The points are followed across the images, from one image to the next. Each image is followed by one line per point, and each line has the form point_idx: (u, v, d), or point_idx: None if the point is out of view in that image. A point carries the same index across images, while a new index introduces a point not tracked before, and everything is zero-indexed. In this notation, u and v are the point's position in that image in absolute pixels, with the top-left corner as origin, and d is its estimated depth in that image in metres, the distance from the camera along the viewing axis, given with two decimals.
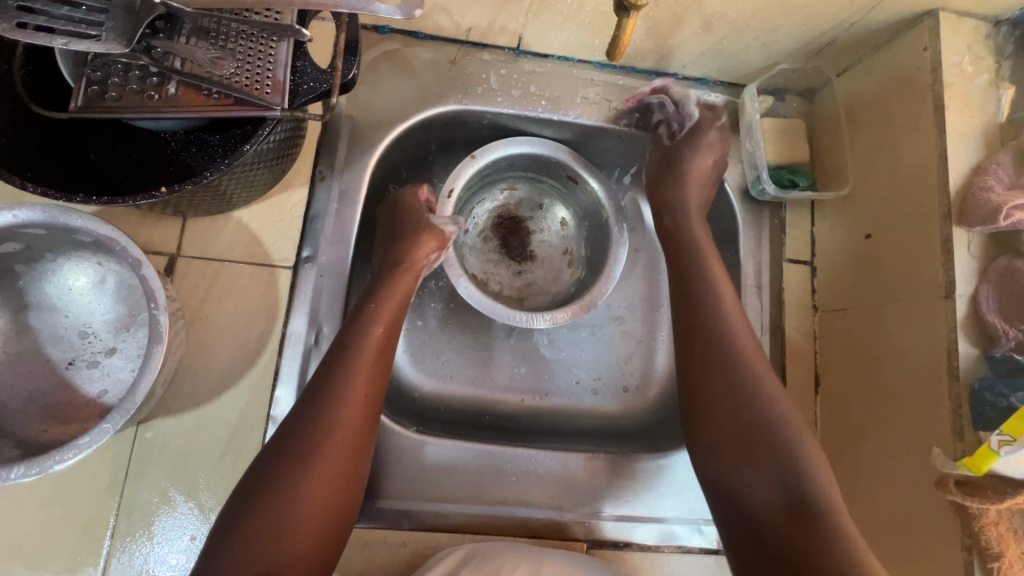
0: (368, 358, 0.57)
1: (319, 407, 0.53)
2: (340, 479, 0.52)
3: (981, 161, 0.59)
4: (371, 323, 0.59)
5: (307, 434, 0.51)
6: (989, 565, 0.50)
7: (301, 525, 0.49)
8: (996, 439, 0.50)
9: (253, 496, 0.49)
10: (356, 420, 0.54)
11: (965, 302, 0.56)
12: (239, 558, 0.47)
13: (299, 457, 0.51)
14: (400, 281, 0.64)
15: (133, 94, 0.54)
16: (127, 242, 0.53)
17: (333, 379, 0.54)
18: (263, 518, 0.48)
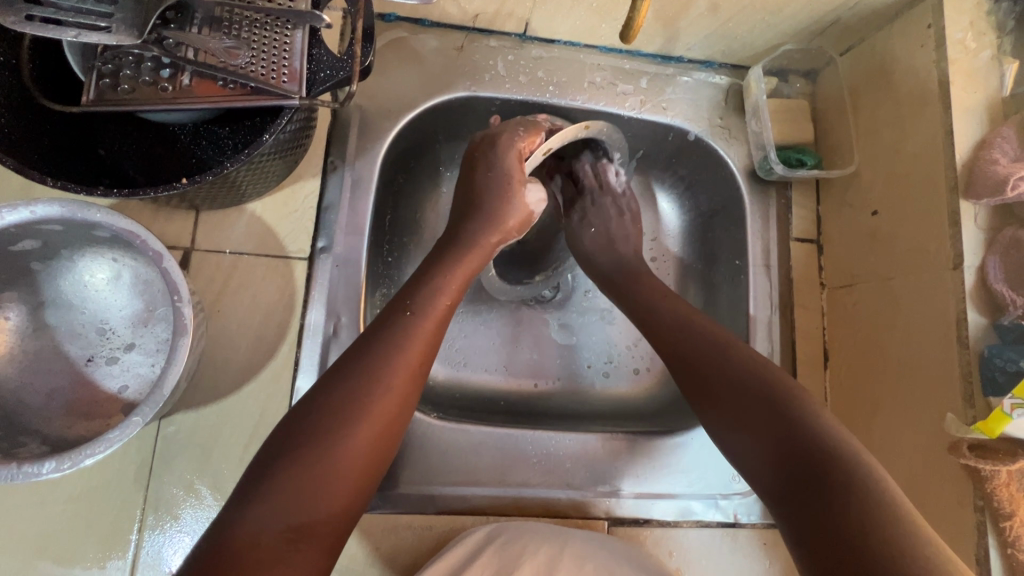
0: (428, 328, 0.55)
1: (377, 368, 0.51)
2: (376, 445, 0.49)
3: (986, 135, 0.61)
4: (436, 294, 0.58)
5: (363, 392, 0.49)
6: (1001, 525, 0.52)
7: (331, 486, 0.46)
8: (1008, 402, 0.51)
9: (287, 451, 0.46)
10: (405, 386, 0.52)
11: (972, 272, 0.58)
12: (269, 512, 0.43)
13: (344, 413, 0.48)
14: (472, 253, 0.62)
15: (145, 86, 0.54)
16: (146, 235, 0.53)
17: (389, 340, 0.52)
18: (296, 473, 0.45)
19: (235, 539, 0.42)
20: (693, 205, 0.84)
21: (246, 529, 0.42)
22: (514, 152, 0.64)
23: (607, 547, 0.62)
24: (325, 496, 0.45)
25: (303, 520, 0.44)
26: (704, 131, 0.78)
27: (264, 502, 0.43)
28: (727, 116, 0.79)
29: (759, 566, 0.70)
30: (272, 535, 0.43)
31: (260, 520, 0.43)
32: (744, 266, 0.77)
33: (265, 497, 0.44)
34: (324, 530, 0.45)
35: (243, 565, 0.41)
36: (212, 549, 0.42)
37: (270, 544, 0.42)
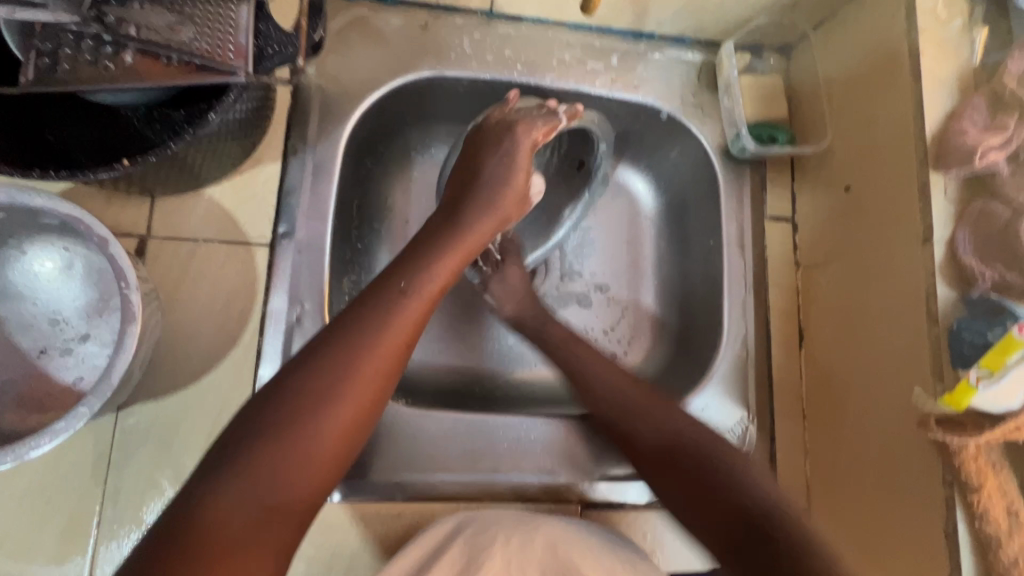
0: (420, 307, 0.51)
1: (359, 347, 0.46)
2: (356, 427, 0.46)
3: (956, 106, 0.59)
4: (433, 272, 0.53)
5: (344, 374, 0.45)
6: (968, 498, 0.52)
7: (305, 467, 0.43)
8: (974, 374, 0.51)
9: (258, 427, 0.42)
10: (391, 366, 0.48)
11: (942, 246, 0.57)
12: (233, 499, 0.40)
13: (324, 390, 0.44)
14: (474, 233, 0.59)
15: (87, 66, 0.51)
16: (91, 221, 0.51)
17: (376, 316, 0.48)
18: (269, 453, 0.42)
19: (200, 520, 0.39)
20: (668, 187, 0.83)
21: (208, 514, 0.39)
22: (529, 140, 0.62)
23: (581, 529, 0.60)
24: (300, 478, 0.42)
25: (276, 502, 0.41)
26: (676, 109, 0.76)
27: (235, 481, 0.40)
28: (699, 94, 0.77)
29: None
30: (244, 517, 0.40)
31: (231, 501, 0.40)
32: (718, 246, 0.75)
33: (236, 476, 0.40)
34: (295, 517, 0.42)
35: (207, 550, 0.38)
36: (171, 527, 0.39)
37: (238, 527, 0.39)
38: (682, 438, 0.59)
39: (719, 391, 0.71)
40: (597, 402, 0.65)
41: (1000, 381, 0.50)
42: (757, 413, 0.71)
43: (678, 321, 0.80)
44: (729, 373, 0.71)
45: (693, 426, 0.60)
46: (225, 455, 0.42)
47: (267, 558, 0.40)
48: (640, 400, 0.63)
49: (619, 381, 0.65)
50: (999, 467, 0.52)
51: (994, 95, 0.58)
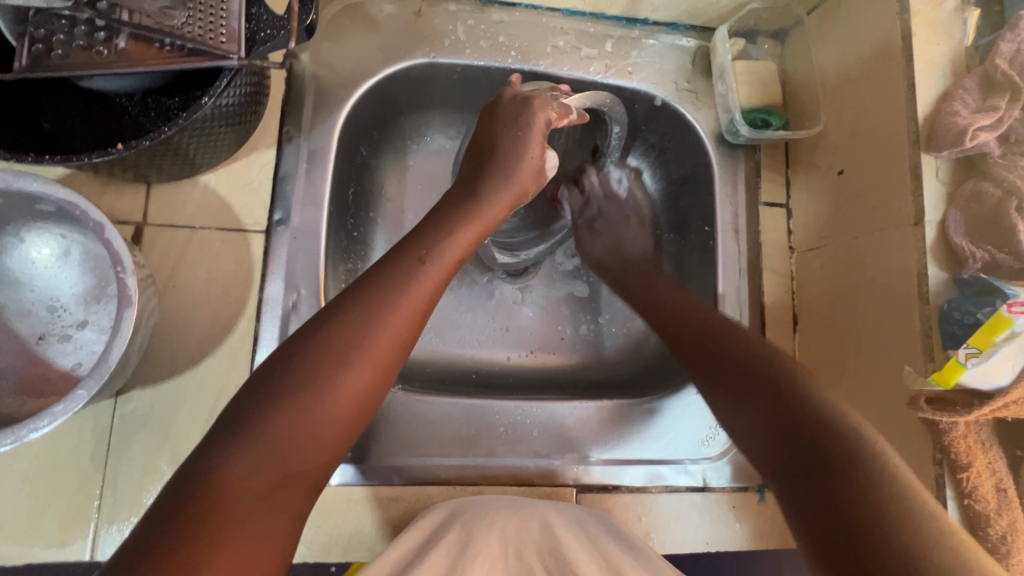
0: (436, 280, 0.51)
1: (375, 316, 0.46)
2: (370, 396, 0.46)
3: (949, 87, 0.59)
4: (448, 246, 0.53)
5: (361, 340, 0.45)
6: (958, 476, 0.52)
7: (319, 434, 0.43)
8: (963, 352, 0.51)
9: (275, 392, 0.43)
10: (405, 336, 0.48)
11: (933, 228, 0.57)
12: (251, 461, 0.40)
13: (339, 357, 0.44)
14: (490, 208, 0.58)
15: (80, 51, 0.51)
16: (87, 205, 0.51)
17: (390, 286, 0.48)
18: (285, 417, 0.42)
19: (219, 480, 0.39)
20: (664, 173, 0.83)
21: (228, 475, 0.39)
22: (545, 115, 0.61)
23: (576, 514, 0.62)
24: (314, 443, 0.43)
25: (291, 467, 0.41)
26: (670, 95, 0.76)
27: (252, 443, 0.40)
28: (694, 80, 0.77)
29: (728, 529, 0.70)
30: (261, 480, 0.40)
31: (249, 462, 0.40)
32: (713, 231, 0.76)
33: (253, 440, 0.41)
34: (309, 481, 0.43)
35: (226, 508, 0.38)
36: (187, 486, 0.38)
37: (256, 489, 0.39)
38: (754, 359, 0.55)
39: None
40: (666, 325, 0.65)
41: (989, 360, 0.50)
42: None
43: None
44: None
45: (764, 346, 0.56)
46: (242, 419, 0.42)
47: (282, 522, 0.40)
48: (710, 323, 0.62)
49: (693, 311, 0.65)
50: (988, 446, 0.53)
51: (986, 76, 0.58)
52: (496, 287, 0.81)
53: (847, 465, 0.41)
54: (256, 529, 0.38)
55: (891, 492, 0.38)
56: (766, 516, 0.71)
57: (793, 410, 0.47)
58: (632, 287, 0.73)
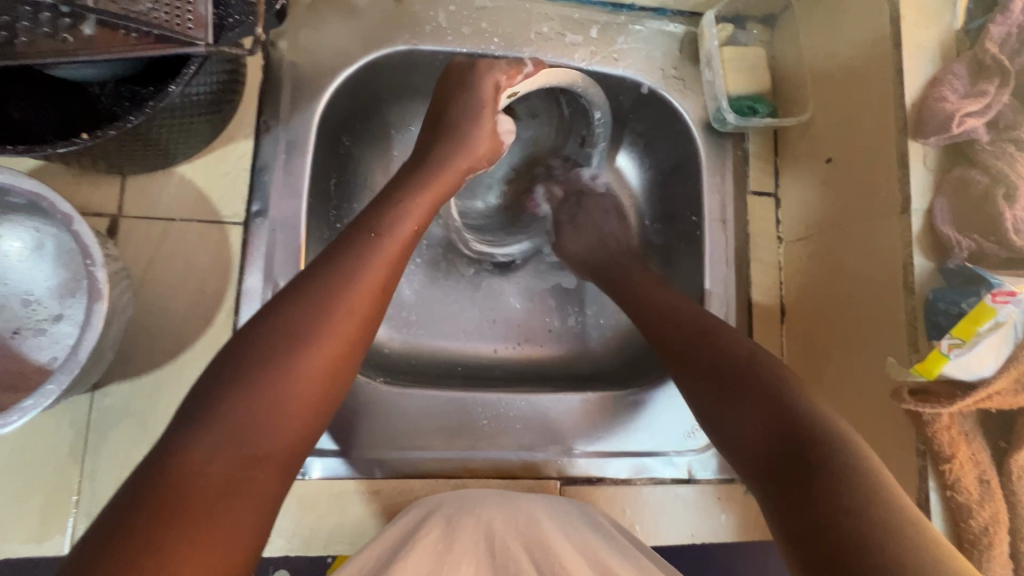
0: (393, 251, 0.51)
1: (331, 290, 0.46)
2: (336, 370, 0.45)
3: (937, 73, 0.58)
4: (404, 217, 0.53)
5: (317, 314, 0.45)
6: (941, 468, 0.52)
7: (285, 411, 0.42)
8: (946, 343, 0.50)
9: (237, 373, 0.42)
10: (365, 308, 0.47)
11: (920, 216, 0.56)
12: (212, 443, 0.39)
13: (299, 333, 0.44)
14: (442, 179, 0.59)
15: (45, 37, 0.49)
16: (54, 197, 0.50)
17: (351, 259, 0.48)
18: (244, 398, 0.41)
19: (179, 465, 0.37)
20: (652, 163, 0.81)
21: (189, 462, 0.38)
22: (491, 80, 0.61)
23: (563, 506, 0.60)
24: (280, 420, 0.41)
25: (258, 446, 0.40)
26: (657, 83, 0.75)
27: (211, 426, 0.39)
28: (681, 67, 0.76)
29: (713, 521, 0.70)
30: (223, 461, 0.39)
31: (211, 446, 0.39)
32: (701, 221, 0.74)
33: (216, 420, 0.40)
34: (278, 460, 0.41)
35: (190, 494, 0.37)
36: (149, 472, 0.38)
37: (222, 470, 0.38)
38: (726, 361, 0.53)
39: None
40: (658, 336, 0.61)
41: (972, 350, 0.49)
42: None
43: None
44: None
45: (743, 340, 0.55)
46: (203, 404, 0.40)
47: (248, 507, 0.39)
48: (696, 317, 0.60)
49: (688, 311, 0.61)
50: (971, 437, 0.52)
51: (976, 60, 0.56)
52: (480, 281, 0.79)
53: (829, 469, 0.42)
54: (222, 512, 0.37)
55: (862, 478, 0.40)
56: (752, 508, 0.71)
57: (772, 414, 0.47)
58: (612, 286, 0.69)
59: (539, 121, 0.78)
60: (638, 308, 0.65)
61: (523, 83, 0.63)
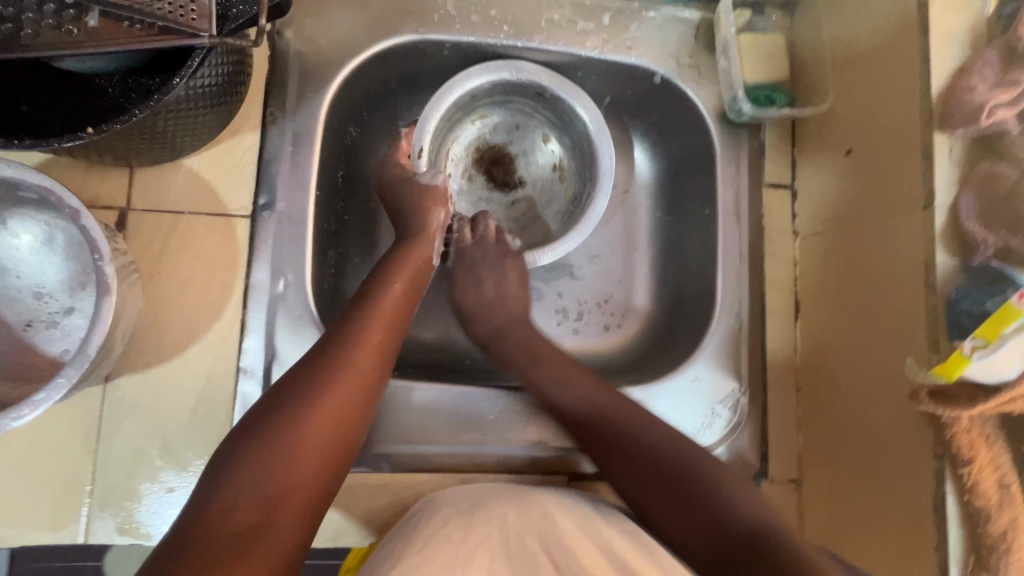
0: (388, 308, 0.56)
1: (339, 343, 0.52)
2: (349, 416, 0.49)
3: (966, 61, 0.56)
4: (394, 279, 0.59)
5: (324, 368, 0.50)
6: (959, 471, 0.50)
7: (302, 458, 0.45)
8: (968, 345, 0.49)
9: (256, 426, 0.46)
10: (371, 360, 0.52)
11: (944, 212, 0.54)
12: (238, 491, 0.42)
13: (309, 387, 0.48)
14: (424, 242, 0.64)
15: (49, 30, 0.48)
16: (61, 191, 0.50)
17: (357, 319, 0.54)
18: (265, 447, 0.44)
19: (211, 512, 0.41)
20: (664, 154, 0.79)
21: (216, 508, 0.42)
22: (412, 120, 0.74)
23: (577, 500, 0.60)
24: (299, 466, 0.45)
25: (277, 489, 0.43)
26: (670, 72, 0.73)
27: (231, 477, 0.43)
28: (696, 55, 0.73)
29: None
30: (248, 509, 0.42)
31: (234, 493, 0.42)
32: (714, 215, 0.73)
33: (239, 470, 0.43)
34: (296, 503, 0.44)
35: (220, 539, 0.40)
36: (187, 524, 0.41)
37: (244, 517, 0.42)
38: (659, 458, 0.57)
39: (710, 364, 0.70)
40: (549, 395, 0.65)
41: (995, 353, 0.48)
42: (749, 385, 0.70)
43: (671, 293, 0.78)
44: (719, 348, 0.70)
45: (657, 432, 0.59)
46: (228, 456, 0.45)
47: (277, 549, 0.42)
48: (619, 406, 0.62)
49: (589, 389, 0.64)
50: (993, 440, 0.51)
51: (1008, 48, 0.54)
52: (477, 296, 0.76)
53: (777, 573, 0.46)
54: (252, 555, 0.40)
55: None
56: None
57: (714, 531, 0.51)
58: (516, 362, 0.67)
59: (524, 116, 0.77)
60: (544, 399, 0.65)
61: (418, 136, 0.66)
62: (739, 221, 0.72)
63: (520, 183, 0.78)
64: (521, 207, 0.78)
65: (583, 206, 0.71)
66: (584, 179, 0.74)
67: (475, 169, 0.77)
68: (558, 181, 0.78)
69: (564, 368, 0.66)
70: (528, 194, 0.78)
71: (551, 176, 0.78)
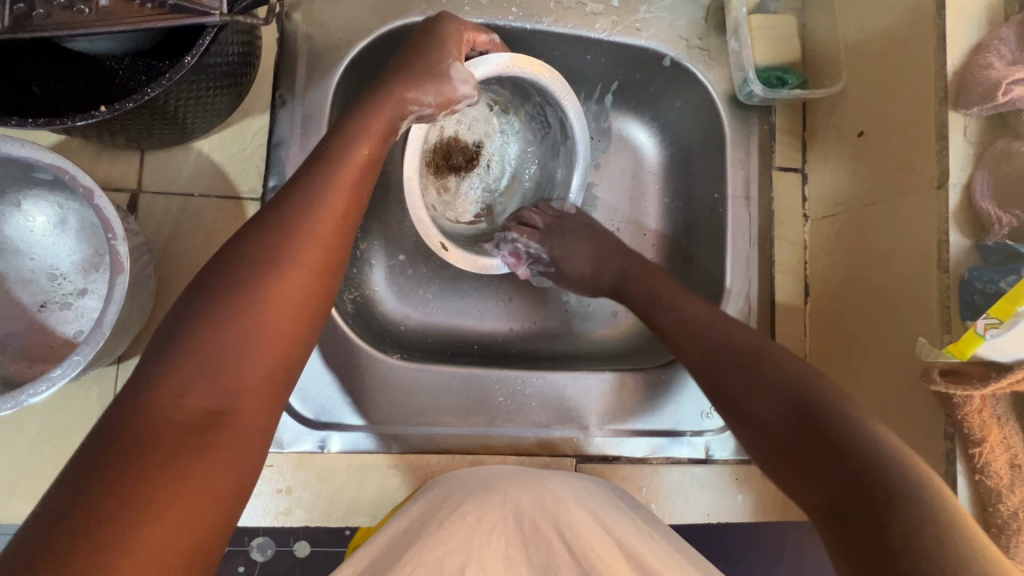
0: (349, 179, 0.49)
1: (287, 219, 0.45)
2: (307, 303, 0.44)
3: (983, 39, 0.55)
4: (353, 149, 0.51)
5: (273, 247, 0.43)
6: (970, 450, 0.50)
7: (252, 357, 0.40)
8: (983, 323, 0.48)
9: (201, 311, 0.40)
10: (331, 239, 0.46)
11: (958, 192, 0.54)
12: (186, 379, 0.38)
13: (260, 270, 0.42)
14: (390, 104, 0.56)
15: (61, 10, 0.48)
16: (75, 170, 0.50)
17: (309, 186, 0.47)
18: (214, 337, 0.39)
19: (159, 400, 0.37)
20: (674, 136, 0.79)
21: (162, 392, 0.37)
22: (454, 28, 0.61)
23: (585, 485, 0.61)
24: (254, 356, 0.40)
25: (236, 385, 0.39)
26: (680, 54, 0.72)
27: (182, 367, 0.38)
28: (706, 37, 0.73)
29: (730, 501, 0.69)
30: (201, 400, 0.38)
31: (186, 383, 0.38)
32: (723, 198, 0.72)
33: (179, 369, 0.38)
34: (253, 391, 0.40)
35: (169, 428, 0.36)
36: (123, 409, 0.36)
37: (197, 406, 0.37)
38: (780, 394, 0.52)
39: None
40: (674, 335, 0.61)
41: (1010, 331, 0.47)
42: None
43: (679, 275, 0.77)
44: None
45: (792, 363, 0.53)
46: (171, 343, 0.39)
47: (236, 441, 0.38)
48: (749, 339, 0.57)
49: (720, 324, 0.59)
50: (1004, 420, 0.51)
51: None
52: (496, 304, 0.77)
53: (897, 519, 0.40)
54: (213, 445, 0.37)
55: (940, 530, 0.38)
56: (769, 489, 0.69)
57: (836, 458, 0.45)
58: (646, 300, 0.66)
59: None
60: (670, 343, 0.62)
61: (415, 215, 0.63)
62: (749, 204, 0.71)
63: (480, 147, 0.77)
64: (496, 160, 0.78)
65: (563, 139, 0.71)
66: (530, 106, 0.73)
67: (442, 178, 0.75)
68: (508, 117, 0.76)
69: (690, 313, 0.61)
70: (491, 145, 0.77)
71: (493, 116, 0.76)
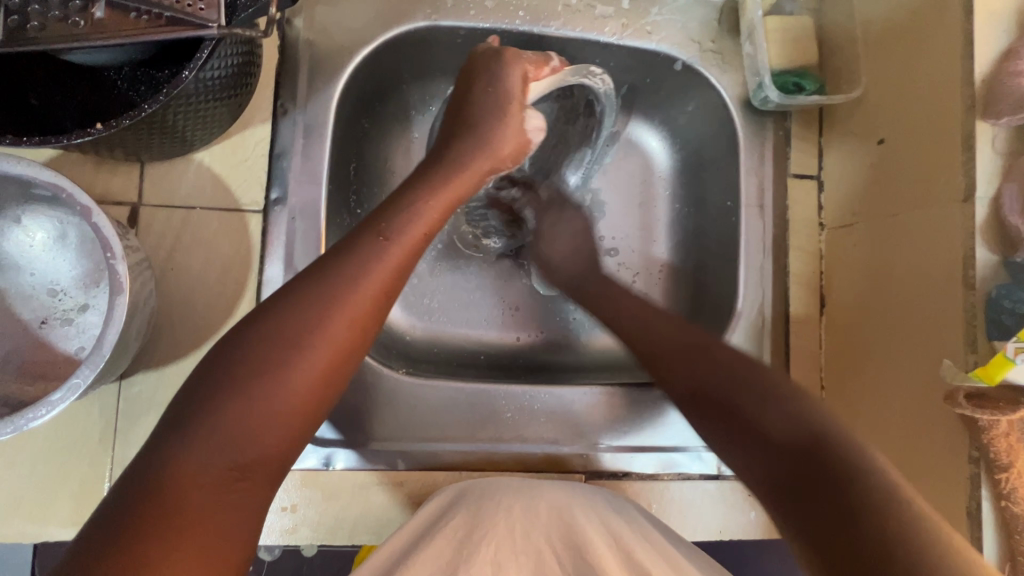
0: (399, 259, 0.46)
1: (321, 279, 0.43)
2: (328, 369, 0.42)
3: (1013, 44, 0.52)
4: (415, 219, 0.49)
5: (300, 308, 0.42)
6: (996, 476, 0.49)
7: (276, 423, 0.40)
8: (1012, 347, 0.46)
9: (219, 373, 0.40)
10: (369, 306, 0.44)
11: (984, 205, 0.52)
12: (199, 452, 0.37)
13: (284, 339, 0.41)
14: (460, 176, 0.54)
15: (56, 22, 0.47)
16: (72, 188, 0.49)
17: (360, 262, 0.44)
18: (231, 405, 0.39)
19: (171, 471, 0.36)
20: (685, 142, 0.76)
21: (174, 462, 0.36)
22: (521, 69, 0.57)
23: (586, 493, 0.59)
24: (269, 425, 0.39)
25: (246, 458, 0.38)
26: (693, 57, 0.70)
27: (200, 436, 0.37)
28: (719, 39, 0.70)
29: (743, 518, 0.67)
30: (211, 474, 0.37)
31: (195, 451, 0.37)
32: (736, 207, 0.70)
33: (201, 433, 0.38)
34: (270, 464, 0.40)
35: (179, 499, 0.36)
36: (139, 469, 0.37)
37: (209, 479, 0.37)
38: (730, 380, 0.49)
39: None
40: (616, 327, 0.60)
41: None
42: None
43: (691, 285, 0.76)
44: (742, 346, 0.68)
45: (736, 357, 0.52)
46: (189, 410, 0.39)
47: (240, 516, 0.38)
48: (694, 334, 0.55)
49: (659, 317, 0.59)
50: None
51: None
52: (502, 310, 0.76)
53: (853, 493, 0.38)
54: (216, 522, 0.36)
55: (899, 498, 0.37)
56: None
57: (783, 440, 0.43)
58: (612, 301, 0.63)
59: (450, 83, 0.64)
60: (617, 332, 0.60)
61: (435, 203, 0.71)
62: (764, 213, 0.69)
63: None
64: None
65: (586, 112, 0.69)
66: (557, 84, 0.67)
67: None
68: None
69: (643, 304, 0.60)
70: None
71: None
